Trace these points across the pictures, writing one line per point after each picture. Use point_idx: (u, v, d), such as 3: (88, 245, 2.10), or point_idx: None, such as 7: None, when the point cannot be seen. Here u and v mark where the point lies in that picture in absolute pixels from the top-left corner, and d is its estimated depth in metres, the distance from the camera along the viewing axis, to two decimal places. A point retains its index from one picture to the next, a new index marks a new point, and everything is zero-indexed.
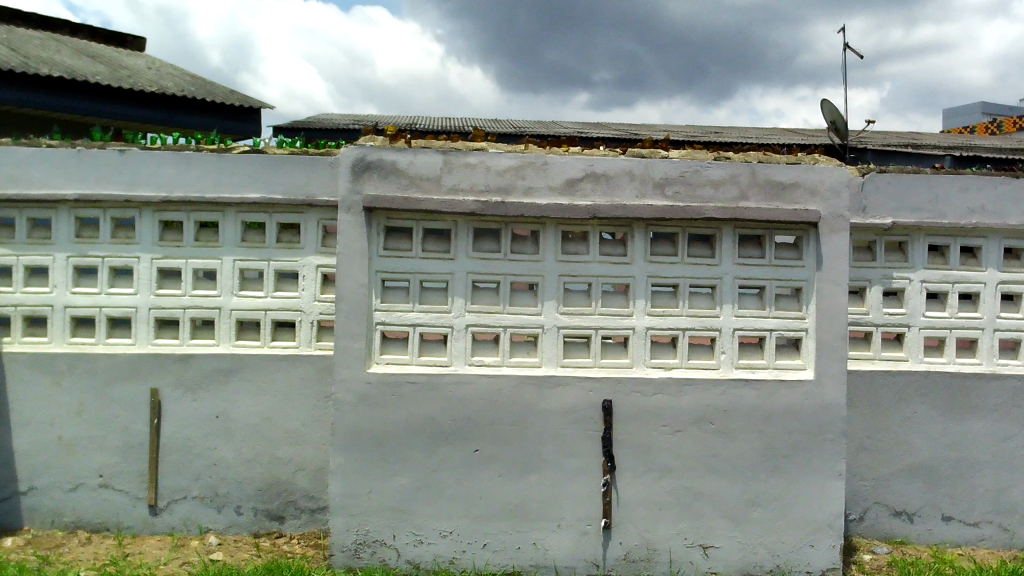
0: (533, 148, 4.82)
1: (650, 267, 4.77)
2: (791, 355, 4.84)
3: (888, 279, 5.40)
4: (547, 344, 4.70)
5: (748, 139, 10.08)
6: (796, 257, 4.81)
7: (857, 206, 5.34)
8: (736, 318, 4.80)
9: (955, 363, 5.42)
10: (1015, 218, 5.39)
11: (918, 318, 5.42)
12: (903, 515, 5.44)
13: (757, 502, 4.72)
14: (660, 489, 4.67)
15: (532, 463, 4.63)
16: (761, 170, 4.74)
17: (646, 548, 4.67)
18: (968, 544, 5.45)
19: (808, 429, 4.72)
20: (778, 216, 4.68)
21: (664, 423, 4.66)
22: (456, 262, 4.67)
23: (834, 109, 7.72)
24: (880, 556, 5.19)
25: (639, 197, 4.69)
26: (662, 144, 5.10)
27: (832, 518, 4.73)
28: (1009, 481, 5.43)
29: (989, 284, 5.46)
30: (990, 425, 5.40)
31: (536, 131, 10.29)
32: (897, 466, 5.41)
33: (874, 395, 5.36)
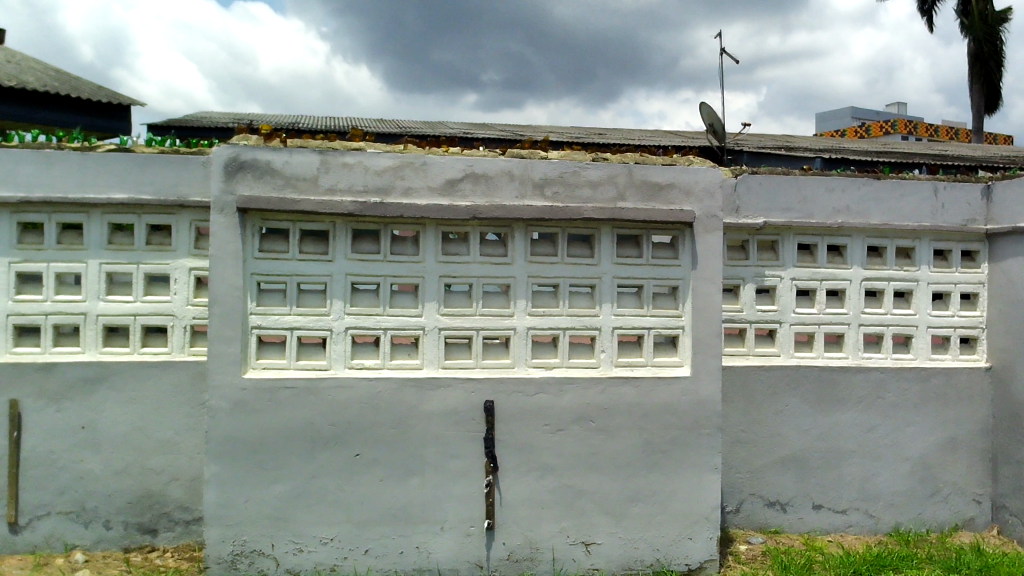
0: (412, 148, 4.77)
1: (531, 267, 4.79)
2: (668, 352, 4.95)
3: (760, 277, 5.59)
4: (428, 345, 4.66)
5: (630, 139, 10.29)
6: (672, 257, 4.92)
7: (730, 206, 5.49)
8: (615, 317, 4.88)
9: (823, 357, 5.65)
10: (876, 218, 5.66)
11: (789, 315, 5.61)
12: (777, 505, 5.61)
13: (637, 498, 4.80)
14: (542, 487, 4.70)
15: (415, 466, 4.59)
16: (637, 171, 4.83)
17: (529, 547, 4.69)
18: (837, 530, 5.68)
19: (684, 424, 4.83)
20: (654, 216, 4.78)
21: (546, 422, 4.69)
22: (334, 263, 4.59)
23: (713, 112, 8.23)
24: (755, 546, 5.33)
25: (518, 197, 4.71)
26: (541, 145, 5.13)
27: (708, 511, 4.87)
28: (874, 469, 5.68)
29: (854, 281, 5.70)
30: (856, 416, 5.64)
31: (421, 131, 10.24)
32: (770, 457, 5.58)
33: (749, 390, 5.51)
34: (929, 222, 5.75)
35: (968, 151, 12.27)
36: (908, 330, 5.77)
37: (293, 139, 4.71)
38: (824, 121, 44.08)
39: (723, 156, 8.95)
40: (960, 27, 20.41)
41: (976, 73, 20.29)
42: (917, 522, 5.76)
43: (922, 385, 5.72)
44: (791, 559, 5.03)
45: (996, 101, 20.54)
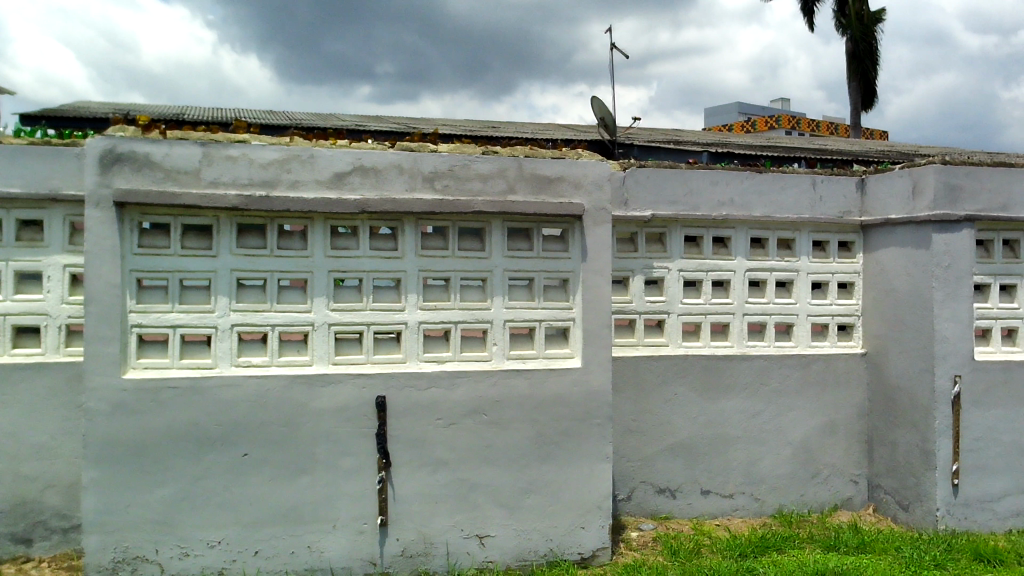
0: (299, 140, 4.68)
1: (421, 261, 4.77)
2: (560, 344, 5.00)
3: (649, 269, 5.70)
4: (317, 341, 4.58)
5: (524, 131, 10.33)
6: (562, 250, 4.98)
7: (619, 199, 5.59)
8: (507, 310, 4.89)
9: (709, 346, 5.80)
10: (758, 210, 5.85)
11: (677, 306, 5.75)
12: (666, 491, 5.73)
13: (530, 489, 4.84)
14: (435, 482, 4.68)
15: (305, 464, 4.51)
16: (527, 164, 4.86)
17: (423, 542, 4.66)
18: (724, 514, 5.84)
19: (576, 415, 4.89)
20: (544, 209, 4.82)
21: (438, 416, 4.68)
22: (219, 259, 4.47)
23: (603, 105, 8.34)
24: (646, 532, 5.44)
25: (408, 190, 4.68)
26: (431, 138, 5.09)
27: (600, 499, 4.95)
28: (758, 454, 5.87)
29: (739, 271, 5.88)
30: (741, 403, 5.81)
31: (312, 122, 10.05)
32: (660, 445, 5.69)
33: (639, 380, 5.61)
34: (808, 214, 5.97)
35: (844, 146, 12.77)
36: (789, 319, 5.98)
37: (173, 130, 4.55)
38: (712, 116, 45.23)
39: (614, 150, 9.08)
40: (838, 27, 21.23)
41: (852, 72, 21.14)
42: (799, 504, 5.97)
43: (803, 371, 5.94)
44: (680, 543, 5.14)
45: (871, 100, 21.43)
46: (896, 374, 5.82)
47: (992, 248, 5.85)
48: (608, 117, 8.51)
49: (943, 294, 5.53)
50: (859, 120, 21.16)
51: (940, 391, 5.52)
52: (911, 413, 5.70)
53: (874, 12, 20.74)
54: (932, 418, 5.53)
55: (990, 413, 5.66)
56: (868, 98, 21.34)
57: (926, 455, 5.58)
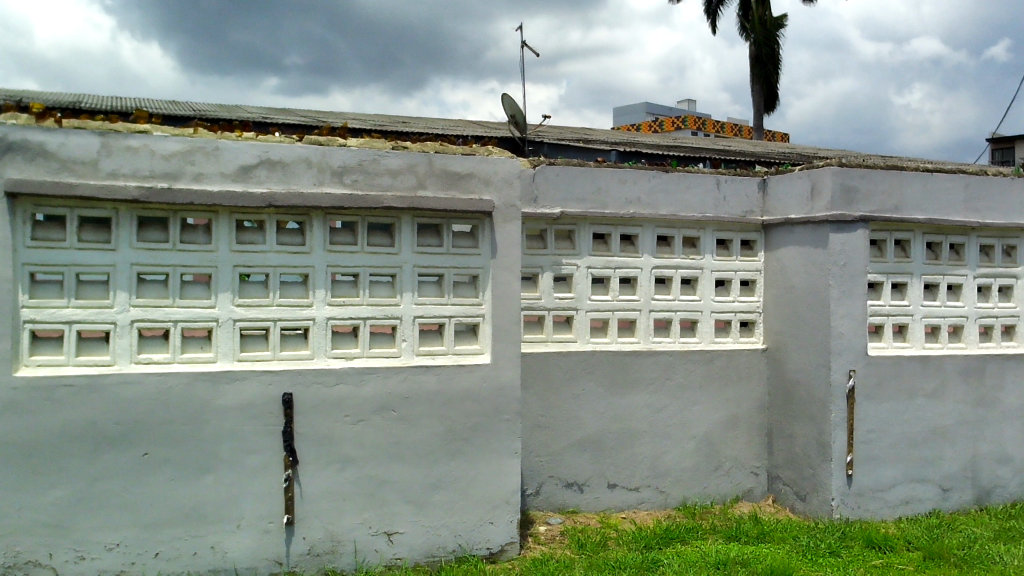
0: (204, 131, 4.57)
1: (329, 256, 4.71)
2: (469, 340, 5.01)
3: (558, 266, 5.76)
4: (222, 338, 4.49)
5: (434, 126, 10.29)
6: (472, 246, 4.99)
7: (529, 196, 5.64)
8: (416, 306, 4.87)
9: (617, 342, 5.88)
10: (664, 209, 5.97)
11: (585, 302, 5.82)
12: (574, 486, 5.80)
13: (439, 486, 4.84)
14: (343, 480, 4.64)
15: (208, 463, 4.41)
16: (437, 160, 4.86)
17: (330, 540, 4.62)
18: (630, 507, 5.94)
19: (485, 410, 4.92)
20: (454, 206, 4.83)
21: (346, 413, 4.64)
22: (118, 252, 4.33)
23: (513, 103, 8.40)
24: (554, 526, 5.49)
25: (316, 185, 4.62)
26: (340, 132, 5.03)
27: (509, 494, 4.98)
28: (663, 448, 5.98)
29: (645, 269, 5.98)
30: (648, 397, 5.92)
31: (216, 111, 9.81)
32: (568, 440, 5.75)
33: (548, 375, 5.66)
34: (712, 213, 6.11)
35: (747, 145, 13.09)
36: (694, 315, 6.11)
37: (69, 119, 4.33)
38: (620, 115, 45.86)
39: (524, 147, 9.13)
40: (742, 31, 21.76)
41: (755, 74, 21.69)
42: (702, 496, 6.12)
43: (707, 366, 6.09)
44: (587, 537, 5.21)
45: (774, 102, 21.99)
46: (795, 368, 6.01)
47: (884, 247, 6.07)
48: (518, 114, 8.53)
49: (839, 292, 5.74)
50: (762, 122, 21.75)
51: (836, 385, 5.73)
52: (808, 406, 5.90)
53: (777, 17, 21.34)
54: (828, 411, 5.73)
55: (882, 406, 5.90)
56: (770, 101, 21.92)
57: (822, 446, 5.79)
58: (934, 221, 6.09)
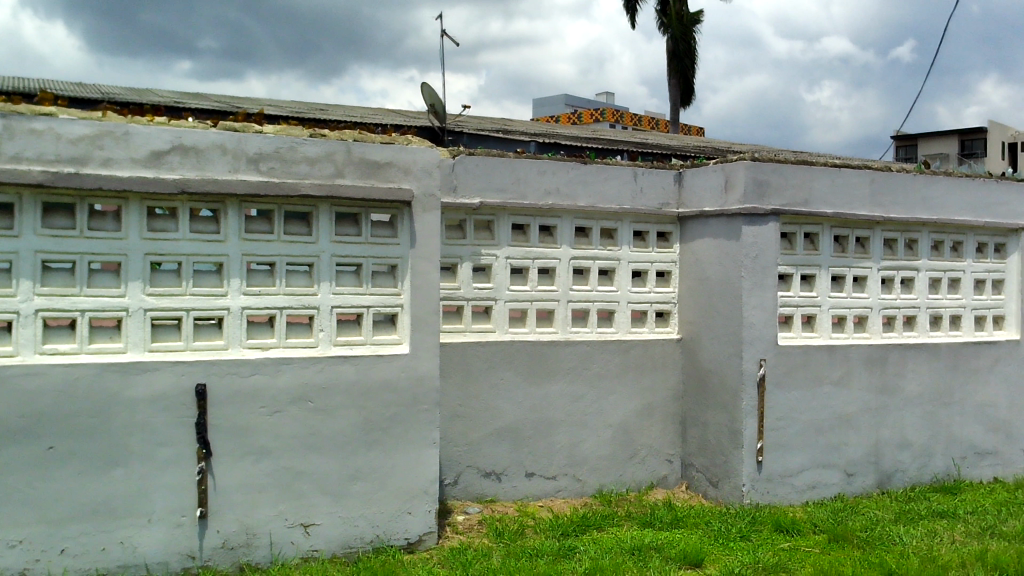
0: (112, 115, 4.43)
1: (245, 244, 4.63)
2: (387, 330, 4.98)
3: (476, 256, 5.77)
4: (132, 328, 4.37)
5: (353, 114, 10.16)
6: (391, 236, 4.96)
7: (448, 186, 5.63)
8: (333, 296, 4.83)
9: (535, 332, 5.93)
10: (583, 201, 6.03)
11: (504, 292, 5.85)
12: (492, 475, 5.82)
13: (357, 476, 4.81)
14: (258, 471, 4.58)
15: (117, 456, 4.30)
16: (356, 149, 4.82)
17: (245, 533, 4.55)
18: (547, 495, 5.99)
19: (404, 400, 4.91)
20: (372, 195, 4.80)
21: (262, 404, 4.58)
22: (22, 239, 4.17)
23: (433, 92, 8.36)
24: (472, 515, 5.51)
25: (231, 172, 4.53)
26: (256, 118, 4.94)
27: (427, 484, 4.98)
28: (580, 437, 6.05)
29: (563, 260, 6.04)
30: (565, 387, 5.98)
31: (125, 93, 9.50)
32: (487, 430, 5.77)
33: (467, 365, 5.67)
34: (629, 205, 6.20)
35: (663, 139, 13.28)
36: (611, 306, 6.19)
37: None
38: (540, 106, 46.01)
39: (443, 137, 9.08)
40: (659, 25, 22.05)
41: (672, 69, 21.99)
42: (618, 484, 6.21)
43: (623, 356, 6.18)
44: (505, 525, 5.24)
45: (691, 97, 22.33)
46: (708, 357, 6.15)
47: (794, 240, 6.25)
48: (436, 103, 8.48)
49: (751, 284, 5.89)
50: (679, 116, 22.09)
51: (747, 374, 5.88)
52: (721, 394, 6.04)
53: (693, 13, 21.70)
54: (740, 399, 5.88)
55: (790, 394, 6.08)
56: (686, 95, 22.27)
57: (734, 434, 5.94)
58: (842, 215, 6.29)
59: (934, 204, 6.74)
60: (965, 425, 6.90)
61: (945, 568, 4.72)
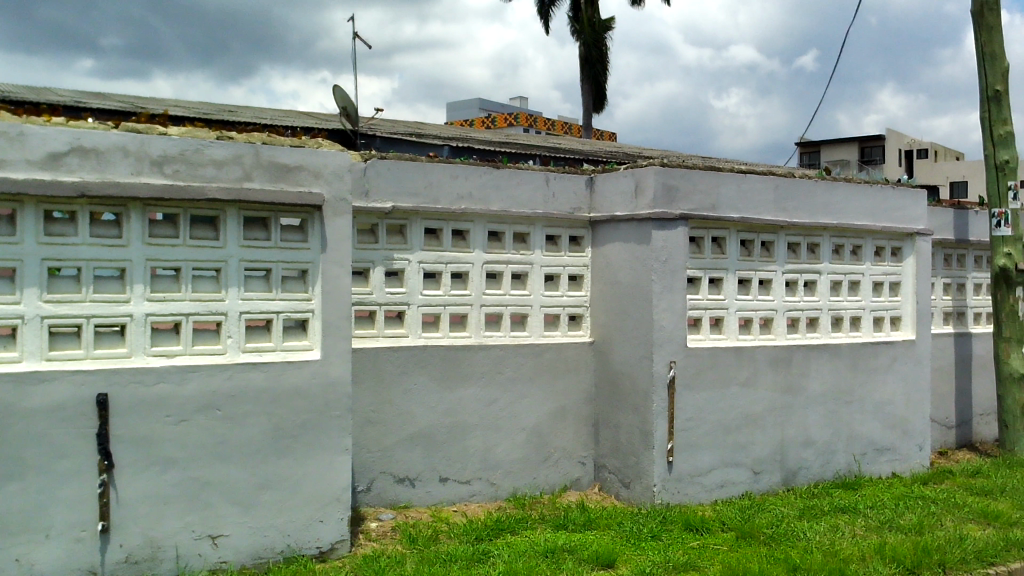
0: (6, 116, 4.26)
1: (148, 249, 4.50)
2: (297, 335, 4.91)
3: (389, 261, 5.74)
4: (28, 336, 4.20)
5: (264, 115, 9.98)
6: (301, 240, 4.90)
7: (360, 190, 5.59)
8: (242, 301, 4.74)
9: (449, 337, 5.92)
10: (496, 205, 6.05)
11: (417, 297, 5.82)
12: (405, 481, 5.78)
13: (267, 486, 4.72)
14: (164, 482, 4.45)
15: (12, 469, 4.13)
16: (264, 152, 4.74)
17: (150, 547, 4.42)
18: (461, 500, 5.98)
19: (315, 407, 4.84)
20: (282, 199, 4.73)
21: (167, 413, 4.45)
22: None
23: (344, 95, 8.27)
24: (385, 522, 5.46)
25: (134, 175, 4.41)
26: (160, 119, 4.82)
27: (340, 492, 4.93)
28: (493, 440, 6.06)
29: (477, 264, 6.05)
30: (479, 391, 5.98)
31: (22, 91, 9.11)
32: (400, 435, 5.73)
33: (379, 371, 5.63)
34: (541, 210, 6.24)
35: (576, 143, 13.42)
36: (524, 309, 6.22)
37: None
38: (453, 109, 45.94)
39: (356, 139, 8.98)
40: (571, 32, 22.28)
41: (585, 75, 22.23)
42: (532, 487, 6.24)
43: (536, 360, 6.22)
44: (418, 531, 5.21)
45: (603, 102, 22.60)
46: (620, 360, 6.24)
47: (702, 244, 6.38)
48: (348, 106, 8.39)
49: (661, 287, 6.00)
50: (592, 121, 22.34)
51: (657, 376, 5.98)
52: (632, 396, 6.13)
53: (605, 20, 22.00)
54: (651, 400, 5.98)
55: (699, 395, 6.21)
56: (599, 101, 22.54)
57: (645, 435, 6.03)
58: (747, 219, 6.45)
59: (835, 209, 6.98)
60: (866, 422, 7.15)
61: (846, 562, 4.88)
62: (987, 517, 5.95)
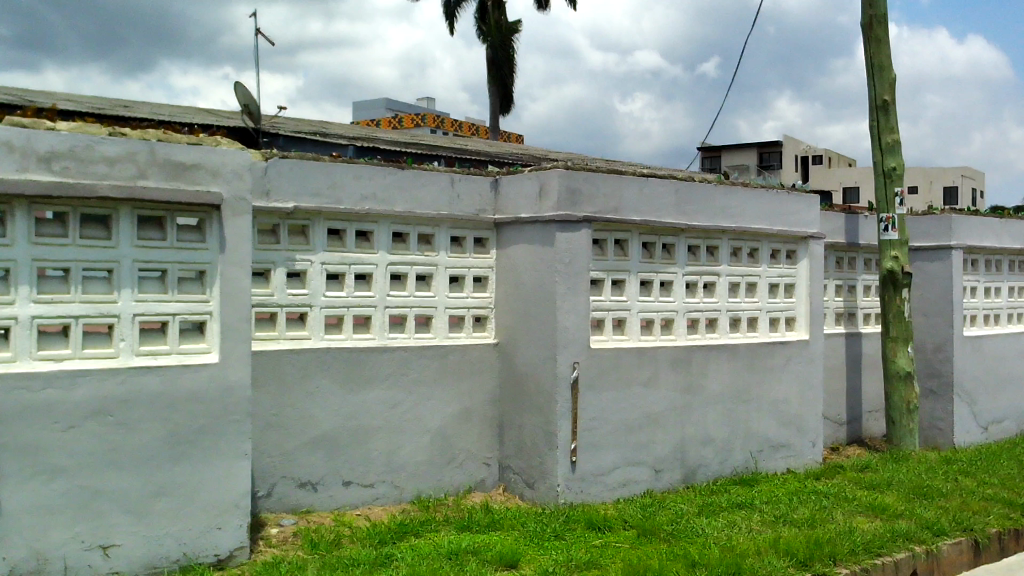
0: None
1: (35, 249, 4.33)
2: (195, 338, 4.78)
3: (290, 262, 5.65)
4: None
5: (162, 111, 9.67)
6: (198, 240, 4.77)
7: (260, 189, 5.48)
8: (136, 303, 4.60)
9: (352, 339, 5.86)
10: (400, 206, 6.01)
11: (319, 298, 5.74)
12: (307, 485, 5.69)
13: (162, 493, 4.59)
14: (51, 492, 4.28)
15: None
16: (160, 149, 4.60)
17: (36, 559, 4.24)
18: (364, 504, 5.92)
19: (213, 412, 4.72)
20: (178, 198, 4.60)
21: (55, 420, 4.29)
22: None
23: (247, 93, 8.09)
24: (286, 528, 5.36)
25: (20, 172, 4.23)
26: (48, 113, 4.64)
27: (238, 498, 4.83)
28: (397, 443, 6.02)
29: (381, 265, 6.00)
30: (383, 393, 5.94)
31: None
32: (302, 439, 5.64)
33: (281, 374, 5.53)
34: (446, 211, 6.23)
35: (483, 145, 13.43)
36: (428, 311, 6.19)
37: None
38: (359, 109, 45.43)
39: (258, 138, 8.79)
40: (478, 34, 22.31)
41: (492, 77, 22.26)
42: (436, 488, 6.22)
43: (441, 361, 6.21)
44: (320, 536, 5.13)
45: (510, 104, 22.65)
46: (524, 361, 6.27)
47: (606, 246, 6.46)
48: (250, 104, 8.19)
49: (564, 289, 6.05)
50: (498, 122, 22.39)
51: (561, 377, 6.04)
52: (536, 397, 6.17)
53: (512, 22, 22.09)
54: (554, 401, 6.03)
55: (602, 395, 6.29)
56: (506, 103, 22.60)
57: (549, 436, 6.08)
58: (649, 223, 6.57)
59: (733, 213, 7.17)
60: (762, 420, 7.37)
61: (743, 556, 5.02)
62: (875, 510, 6.19)
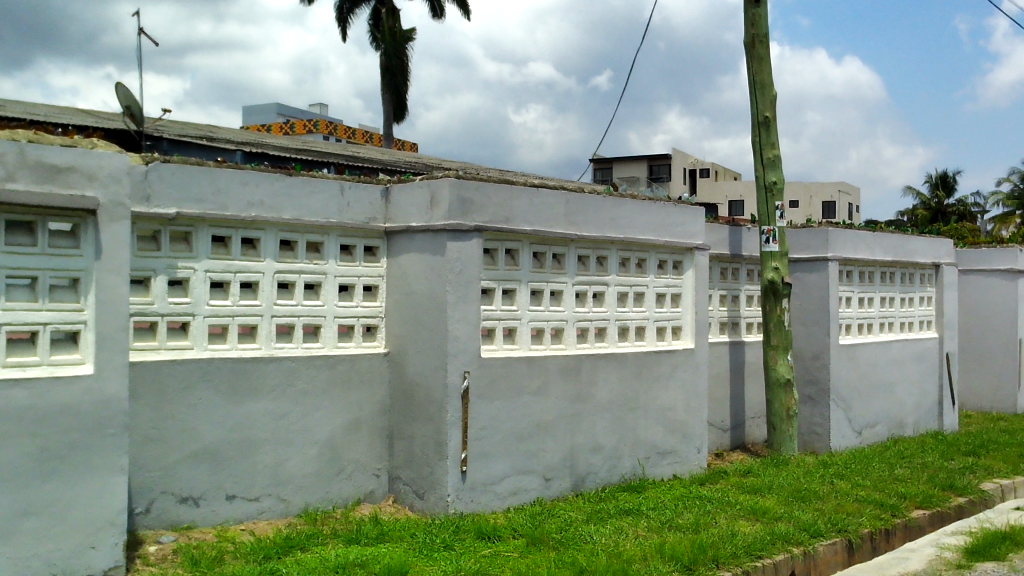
0: None
1: None
2: (68, 349, 4.56)
3: (172, 270, 5.47)
4: None
5: (37, 110, 9.21)
6: (72, 246, 4.57)
7: (140, 194, 5.29)
8: (2, 312, 4.37)
9: (236, 349, 5.71)
10: (288, 213, 5.89)
11: (203, 307, 5.57)
12: (189, 500, 5.50)
13: (30, 512, 4.37)
14: None
15: None
16: (30, 151, 4.41)
17: None
18: (249, 518, 5.76)
19: (86, 426, 4.52)
20: (50, 201, 4.40)
21: None
22: None
23: (128, 93, 7.78)
24: (165, 545, 5.17)
25: None
26: None
27: (114, 515, 4.63)
28: (284, 455, 5.89)
29: (267, 273, 5.87)
30: (269, 404, 5.80)
31: None
32: (183, 452, 5.46)
33: (161, 385, 5.34)
34: (336, 219, 6.14)
35: (376, 153, 13.28)
36: (317, 321, 6.09)
37: None
38: (249, 113, 44.43)
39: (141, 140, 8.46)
40: (372, 41, 22.12)
41: (385, 85, 22.10)
42: (324, 501, 6.11)
43: (330, 371, 6.11)
44: (201, 553, 4.97)
45: (404, 112, 22.56)
46: (414, 371, 6.23)
47: (496, 255, 6.48)
48: (131, 106, 7.88)
49: (455, 298, 6.04)
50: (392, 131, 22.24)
51: (451, 386, 6.02)
52: (427, 407, 6.13)
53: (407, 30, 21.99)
54: (445, 411, 6.00)
55: (493, 404, 6.29)
56: (399, 112, 22.51)
57: (439, 446, 6.05)
58: (540, 233, 6.63)
59: (622, 225, 7.29)
60: (649, 427, 7.51)
61: (629, 562, 5.09)
62: (756, 513, 6.38)
